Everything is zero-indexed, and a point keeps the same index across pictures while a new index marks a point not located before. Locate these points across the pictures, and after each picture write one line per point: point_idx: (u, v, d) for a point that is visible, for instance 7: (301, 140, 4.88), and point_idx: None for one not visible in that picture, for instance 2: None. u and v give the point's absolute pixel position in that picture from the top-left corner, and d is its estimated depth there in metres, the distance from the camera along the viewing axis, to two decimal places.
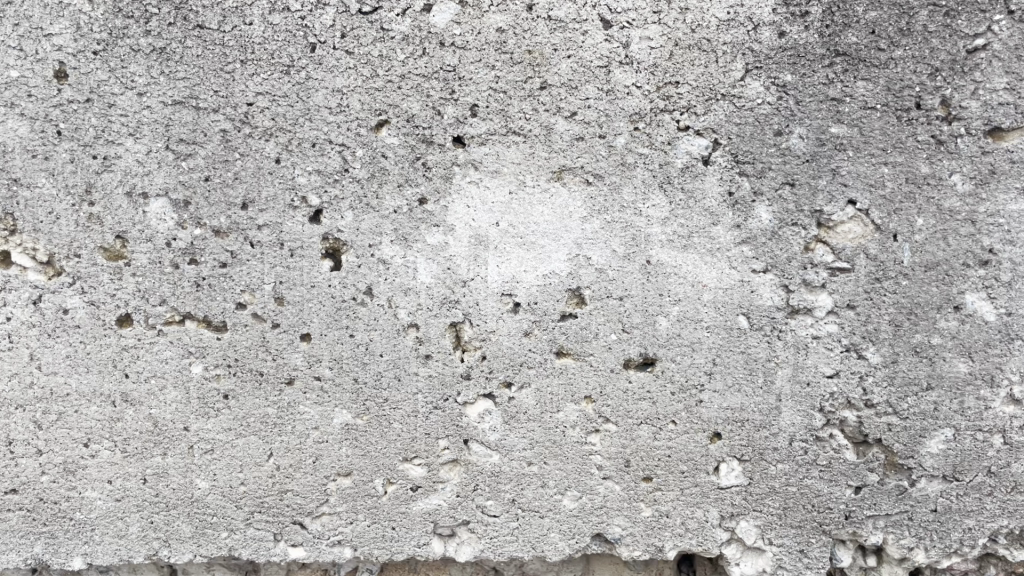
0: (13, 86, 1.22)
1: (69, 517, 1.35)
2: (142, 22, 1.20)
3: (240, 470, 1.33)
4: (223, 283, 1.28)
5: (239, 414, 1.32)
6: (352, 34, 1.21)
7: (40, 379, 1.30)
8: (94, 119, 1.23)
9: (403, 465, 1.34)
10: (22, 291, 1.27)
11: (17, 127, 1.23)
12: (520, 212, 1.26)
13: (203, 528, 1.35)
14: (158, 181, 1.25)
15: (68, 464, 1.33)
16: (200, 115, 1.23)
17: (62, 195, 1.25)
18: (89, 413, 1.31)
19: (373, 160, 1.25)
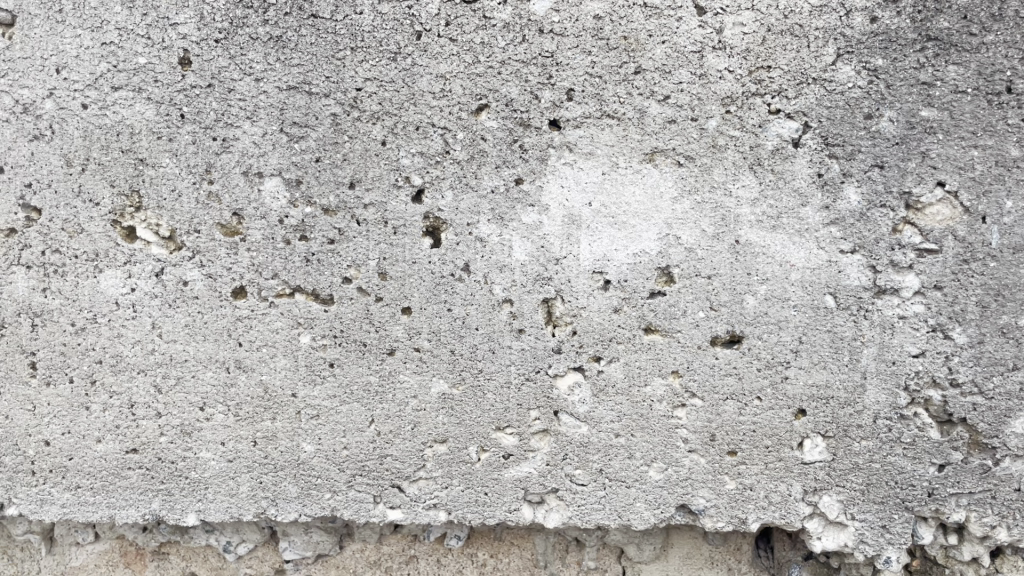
0: (141, 72, 1.32)
1: (184, 476, 1.44)
2: (260, 12, 1.28)
3: (343, 434, 1.41)
4: (331, 259, 1.36)
5: (344, 381, 1.40)
6: (455, 22, 1.27)
7: (161, 346, 1.40)
8: (215, 103, 1.32)
9: (496, 434, 1.40)
10: (146, 264, 1.37)
11: (144, 110, 1.33)
12: (612, 192, 1.31)
13: (308, 489, 1.44)
14: (273, 161, 1.33)
15: (185, 426, 1.42)
16: (312, 99, 1.31)
17: (184, 174, 1.34)
18: (205, 378, 1.41)
19: (473, 143, 1.31)
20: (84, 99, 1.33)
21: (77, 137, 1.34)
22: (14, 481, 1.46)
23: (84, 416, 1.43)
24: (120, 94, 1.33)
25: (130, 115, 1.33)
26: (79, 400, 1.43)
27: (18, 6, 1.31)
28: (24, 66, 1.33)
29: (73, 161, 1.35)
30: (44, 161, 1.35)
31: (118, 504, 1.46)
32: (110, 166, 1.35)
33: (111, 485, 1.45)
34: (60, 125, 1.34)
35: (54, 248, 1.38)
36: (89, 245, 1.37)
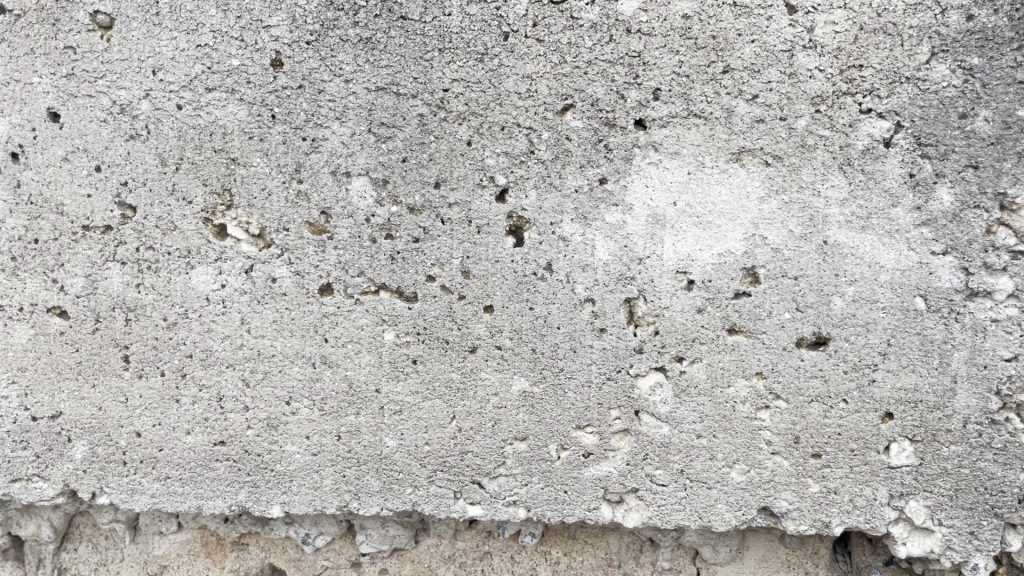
0: (234, 73, 1.35)
1: (270, 468, 1.47)
2: (351, 14, 1.31)
3: (425, 430, 1.43)
4: (416, 257, 1.38)
5: (427, 377, 1.42)
6: (543, 22, 1.28)
7: (249, 341, 1.44)
8: (305, 104, 1.35)
9: (576, 433, 1.40)
10: (236, 261, 1.41)
11: (237, 110, 1.36)
12: (698, 192, 1.29)
13: (389, 484, 1.46)
14: (360, 161, 1.36)
15: (271, 419, 1.45)
16: (400, 100, 1.33)
17: (274, 173, 1.38)
18: (291, 373, 1.44)
19: (557, 142, 1.31)
20: (178, 100, 1.37)
21: (172, 137, 1.38)
22: (105, 471, 1.50)
23: (174, 409, 1.47)
24: (214, 95, 1.36)
25: (223, 115, 1.36)
26: (169, 393, 1.46)
27: (117, 10, 1.35)
28: (122, 68, 1.37)
29: (167, 160, 1.39)
30: (140, 160, 1.39)
31: (205, 495, 1.49)
32: (202, 166, 1.38)
33: (199, 476, 1.48)
34: (156, 125, 1.38)
35: (148, 245, 1.42)
36: (182, 242, 1.41)
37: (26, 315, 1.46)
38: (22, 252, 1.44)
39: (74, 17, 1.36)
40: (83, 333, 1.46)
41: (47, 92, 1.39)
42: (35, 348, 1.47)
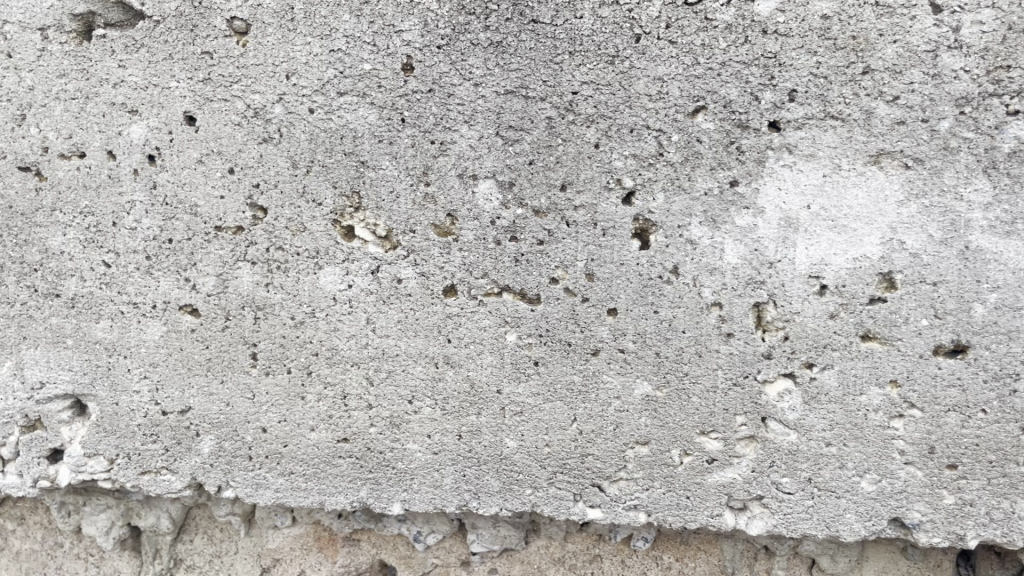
0: (366, 78, 1.37)
1: (392, 466, 1.50)
2: (482, 18, 1.31)
3: (546, 432, 1.43)
4: (540, 259, 1.38)
5: (548, 380, 1.42)
6: (676, 24, 1.26)
7: (374, 341, 1.47)
8: (435, 108, 1.36)
9: (700, 438, 1.39)
10: (363, 262, 1.44)
11: (367, 114, 1.38)
12: (834, 195, 1.27)
13: (509, 484, 1.47)
14: (487, 164, 1.37)
15: (395, 417, 1.48)
16: (529, 103, 1.33)
17: (403, 176, 1.40)
18: (414, 372, 1.46)
19: (688, 145, 1.29)
20: (311, 104, 1.40)
21: (303, 140, 1.41)
22: (231, 465, 1.55)
23: (299, 405, 1.51)
24: (345, 100, 1.39)
25: (353, 119, 1.39)
26: (295, 390, 1.51)
27: (253, 16, 1.38)
28: (256, 73, 1.41)
29: (298, 163, 1.42)
30: (272, 163, 1.43)
31: (328, 490, 1.53)
32: (333, 168, 1.42)
33: (323, 472, 1.52)
34: (288, 129, 1.41)
35: (278, 246, 1.46)
36: (310, 243, 1.45)
37: (159, 312, 1.51)
38: (157, 252, 1.49)
39: (211, 23, 1.40)
40: (213, 330, 1.51)
41: (184, 96, 1.43)
42: (166, 344, 1.52)
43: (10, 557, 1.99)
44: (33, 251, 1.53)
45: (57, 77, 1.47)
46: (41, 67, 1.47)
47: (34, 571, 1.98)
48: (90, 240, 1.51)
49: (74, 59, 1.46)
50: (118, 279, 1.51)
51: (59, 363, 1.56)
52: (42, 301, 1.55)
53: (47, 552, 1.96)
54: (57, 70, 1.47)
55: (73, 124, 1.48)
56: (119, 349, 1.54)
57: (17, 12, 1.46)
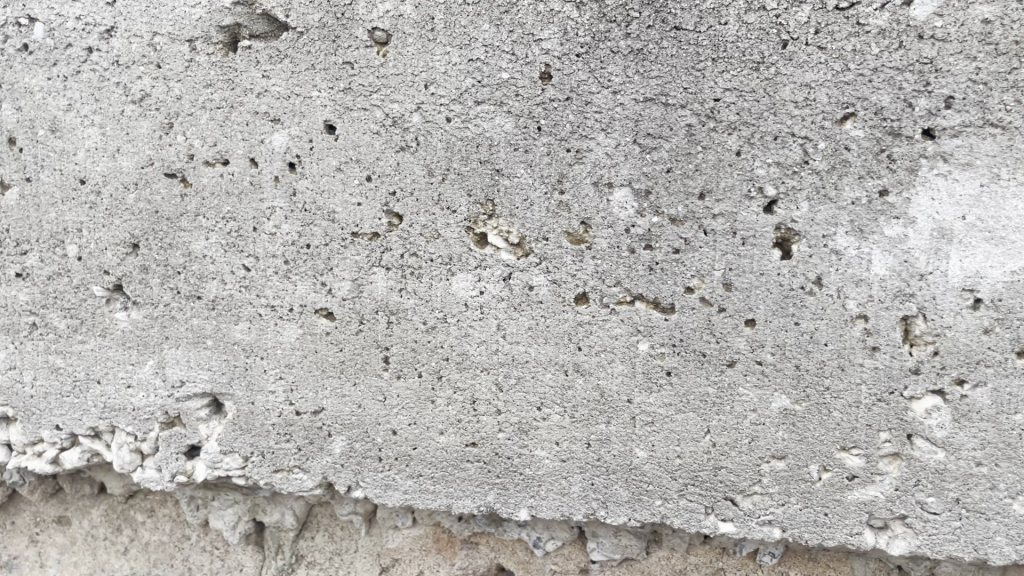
0: (503, 87, 1.38)
1: (519, 472, 1.51)
2: (623, 26, 1.30)
3: (678, 443, 1.42)
4: (676, 268, 1.36)
5: (681, 391, 1.40)
6: (826, 29, 1.23)
7: (504, 347, 1.47)
8: (571, 116, 1.36)
9: (840, 454, 1.36)
10: (495, 268, 1.45)
11: (504, 122, 1.39)
12: (991, 205, 1.22)
13: (638, 495, 1.46)
14: (624, 172, 1.35)
15: (523, 424, 1.49)
16: (669, 110, 1.31)
17: (537, 184, 1.40)
18: (543, 379, 1.46)
19: (835, 153, 1.26)
20: (448, 113, 1.42)
21: (440, 149, 1.43)
22: (361, 465, 1.59)
23: (429, 409, 1.54)
24: (482, 108, 1.40)
25: (490, 128, 1.40)
26: (425, 394, 1.53)
27: (394, 26, 1.41)
28: (396, 82, 1.43)
29: (435, 171, 1.45)
30: (409, 171, 1.46)
31: (456, 494, 1.55)
32: (468, 176, 1.43)
33: (451, 475, 1.54)
34: (425, 137, 1.44)
35: (413, 252, 1.49)
36: (444, 250, 1.47)
37: (296, 315, 1.57)
38: (295, 256, 1.55)
39: (353, 33, 1.43)
40: (348, 334, 1.55)
41: (325, 105, 1.47)
42: (302, 346, 1.57)
43: (139, 548, 2.06)
44: (177, 254, 1.60)
45: (204, 87, 1.53)
46: (188, 77, 1.53)
47: (161, 562, 2.05)
48: (232, 244, 1.57)
49: (220, 69, 1.51)
50: (258, 282, 1.57)
51: (199, 363, 1.63)
52: (185, 302, 1.61)
53: (174, 544, 2.03)
54: (203, 80, 1.52)
55: (218, 132, 1.53)
56: (256, 350, 1.60)
57: (167, 24, 1.52)
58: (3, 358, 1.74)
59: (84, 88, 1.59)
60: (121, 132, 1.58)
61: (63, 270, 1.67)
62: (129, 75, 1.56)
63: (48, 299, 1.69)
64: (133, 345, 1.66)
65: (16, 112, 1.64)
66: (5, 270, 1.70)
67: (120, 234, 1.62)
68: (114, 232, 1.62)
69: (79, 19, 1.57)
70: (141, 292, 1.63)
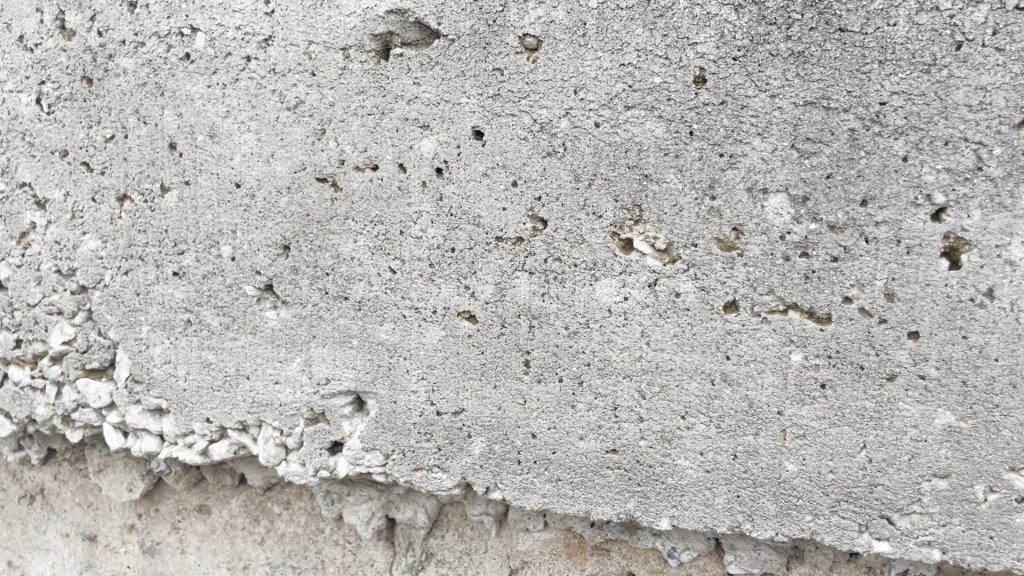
0: (655, 91, 1.36)
1: (662, 481, 1.49)
2: (784, 28, 1.27)
3: (830, 458, 1.38)
4: (834, 277, 1.32)
5: (836, 404, 1.36)
6: (1005, 30, 1.18)
7: (648, 354, 1.46)
8: (726, 120, 1.33)
9: (1008, 475, 1.29)
10: (641, 274, 1.44)
11: (654, 127, 1.38)
12: None
13: (787, 509, 1.42)
14: (780, 177, 1.32)
15: (666, 432, 1.47)
16: (830, 114, 1.28)
17: (687, 190, 1.38)
18: (689, 388, 1.44)
19: (1012, 159, 1.21)
20: (597, 118, 1.41)
21: (587, 154, 1.43)
22: (500, 467, 1.60)
23: (570, 414, 1.54)
24: (633, 113, 1.38)
25: (640, 132, 1.39)
26: (566, 399, 1.53)
27: (545, 32, 1.42)
28: (545, 88, 1.44)
29: (581, 176, 1.44)
30: (555, 176, 1.46)
31: (595, 500, 1.54)
32: (616, 181, 1.42)
33: (591, 482, 1.54)
34: (573, 142, 1.43)
35: (556, 257, 1.49)
36: (589, 255, 1.46)
37: (439, 317, 1.59)
38: (440, 260, 1.57)
39: (504, 40, 1.45)
40: (489, 337, 1.56)
41: (474, 111, 1.49)
42: (444, 348, 1.60)
43: (275, 539, 2.15)
44: (326, 256, 1.66)
45: (356, 94, 1.57)
46: (342, 84, 1.58)
47: (296, 553, 2.13)
48: (379, 247, 1.61)
49: (372, 77, 1.56)
50: (403, 285, 1.61)
51: (345, 362, 1.68)
52: (332, 302, 1.67)
53: (309, 536, 2.11)
54: (356, 87, 1.57)
55: (369, 138, 1.58)
56: (400, 350, 1.63)
57: (322, 33, 1.57)
58: (159, 352, 1.83)
59: (241, 95, 1.66)
60: (275, 137, 1.65)
61: (217, 269, 1.75)
62: (285, 82, 1.62)
63: (203, 297, 1.77)
64: (282, 343, 1.72)
65: (177, 118, 1.72)
66: (164, 269, 1.79)
67: (271, 236, 1.68)
68: (266, 233, 1.69)
69: (239, 29, 1.63)
70: (291, 292, 1.70)
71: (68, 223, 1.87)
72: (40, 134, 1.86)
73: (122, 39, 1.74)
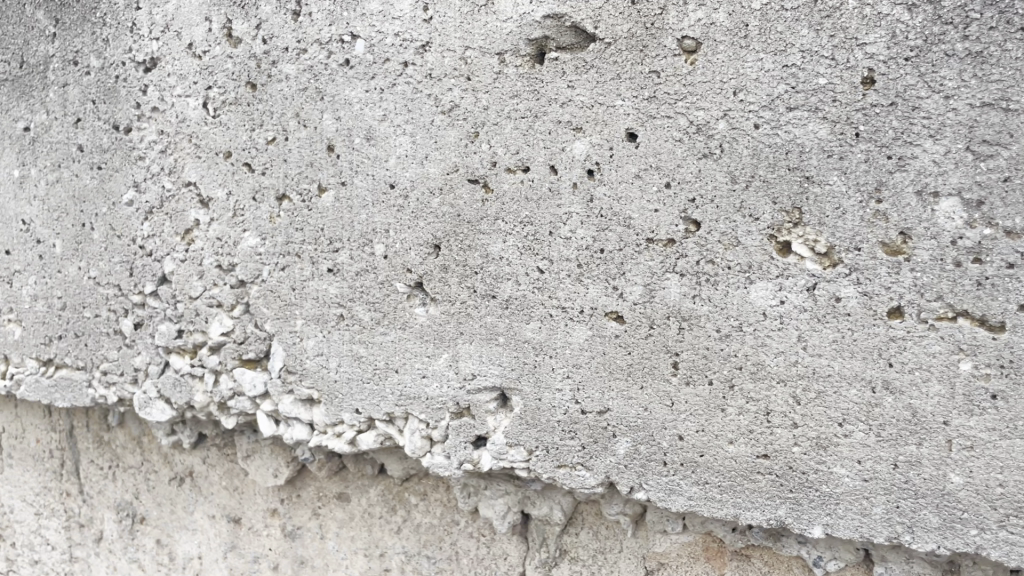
0: (820, 92, 1.35)
1: (816, 488, 1.47)
2: (961, 28, 1.25)
3: (999, 471, 1.33)
4: (1009, 284, 1.28)
5: (1007, 415, 1.31)
6: None
7: (804, 359, 1.44)
8: (895, 121, 1.31)
9: None
10: (799, 278, 1.42)
11: (818, 129, 1.36)
12: None
13: (950, 522, 1.38)
14: (953, 181, 1.29)
15: (822, 439, 1.45)
16: (1010, 116, 1.24)
17: (852, 192, 1.36)
18: (848, 395, 1.42)
19: None
20: (757, 119, 1.40)
21: (746, 156, 1.42)
22: (645, 468, 1.61)
23: (719, 417, 1.53)
24: (795, 114, 1.37)
25: (802, 134, 1.37)
26: (716, 402, 1.53)
27: (705, 34, 1.42)
28: (703, 90, 1.44)
29: (738, 178, 1.44)
30: (710, 178, 1.46)
31: (744, 505, 1.53)
32: (775, 184, 1.41)
33: (740, 486, 1.53)
34: (730, 144, 1.43)
35: (709, 259, 1.49)
36: (744, 258, 1.46)
37: (587, 317, 1.61)
38: (589, 261, 1.59)
39: (661, 43, 1.46)
40: (637, 338, 1.57)
41: (628, 113, 1.51)
42: (591, 348, 1.62)
43: (411, 528, 2.21)
44: (475, 255, 1.70)
45: (510, 97, 1.61)
46: (496, 88, 1.62)
47: (431, 543, 2.19)
48: (527, 247, 1.65)
49: (527, 81, 1.59)
50: (551, 284, 1.64)
51: (491, 359, 1.72)
52: (480, 300, 1.71)
53: (444, 527, 2.17)
54: (511, 91, 1.61)
55: (521, 140, 1.61)
56: (546, 349, 1.66)
57: (478, 39, 1.62)
58: (312, 345, 1.92)
59: (398, 99, 1.72)
60: (429, 140, 1.70)
61: (370, 267, 1.82)
62: (440, 87, 1.67)
63: (355, 293, 1.85)
64: (430, 339, 1.78)
65: (336, 121, 1.80)
66: (319, 265, 1.88)
67: (423, 235, 1.74)
68: (418, 233, 1.75)
69: (397, 35, 1.70)
70: (440, 290, 1.75)
71: (230, 221, 1.98)
72: (205, 136, 1.97)
73: (285, 46, 1.83)
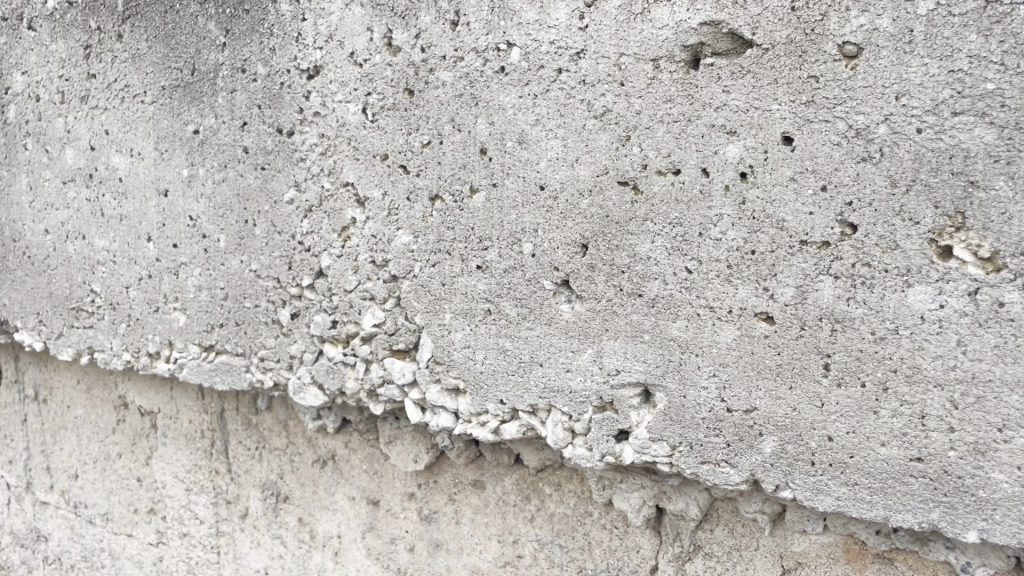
0: (988, 97, 1.36)
1: (971, 493, 1.48)
2: None
3: None
4: None
5: None
6: None
7: (963, 364, 1.44)
8: None
9: None
10: (960, 283, 1.43)
11: (985, 134, 1.37)
12: None
13: None
14: None
15: (980, 444, 1.46)
16: None
17: (1019, 198, 1.36)
18: (1009, 401, 1.42)
19: None
20: (920, 124, 1.42)
21: (907, 160, 1.44)
22: (792, 466, 1.64)
23: (871, 419, 1.55)
24: (961, 119, 1.38)
25: (967, 139, 1.38)
26: (868, 404, 1.54)
27: (867, 40, 1.44)
28: (864, 94, 1.46)
29: (899, 182, 1.45)
30: (869, 182, 1.48)
31: (895, 507, 1.54)
32: (937, 188, 1.42)
33: (891, 488, 1.54)
34: (891, 148, 1.45)
35: (865, 262, 1.50)
36: (902, 261, 1.47)
37: (735, 317, 1.65)
38: (739, 262, 1.63)
39: (821, 48, 1.48)
40: (788, 339, 1.60)
41: (785, 117, 1.54)
42: (739, 347, 1.66)
43: (545, 517, 2.29)
44: (623, 255, 1.76)
45: (664, 102, 1.66)
46: (649, 93, 1.67)
47: (564, 533, 2.26)
48: (676, 248, 1.69)
49: (681, 86, 1.64)
50: (699, 284, 1.68)
51: (636, 355, 1.78)
52: (627, 299, 1.77)
53: (577, 517, 2.23)
54: (664, 96, 1.66)
55: (673, 144, 1.66)
56: (692, 347, 1.71)
57: (634, 46, 1.68)
58: (460, 337, 2.02)
59: (551, 104, 1.79)
60: (581, 144, 1.77)
61: (518, 265, 1.90)
62: (594, 93, 1.74)
63: (503, 290, 1.93)
64: (576, 334, 1.85)
65: (489, 126, 1.88)
66: (469, 262, 1.97)
67: (572, 235, 1.81)
68: (567, 233, 1.82)
69: (553, 43, 1.77)
70: (587, 288, 1.81)
71: (384, 219, 2.10)
72: (364, 139, 2.10)
73: (443, 54, 1.93)
